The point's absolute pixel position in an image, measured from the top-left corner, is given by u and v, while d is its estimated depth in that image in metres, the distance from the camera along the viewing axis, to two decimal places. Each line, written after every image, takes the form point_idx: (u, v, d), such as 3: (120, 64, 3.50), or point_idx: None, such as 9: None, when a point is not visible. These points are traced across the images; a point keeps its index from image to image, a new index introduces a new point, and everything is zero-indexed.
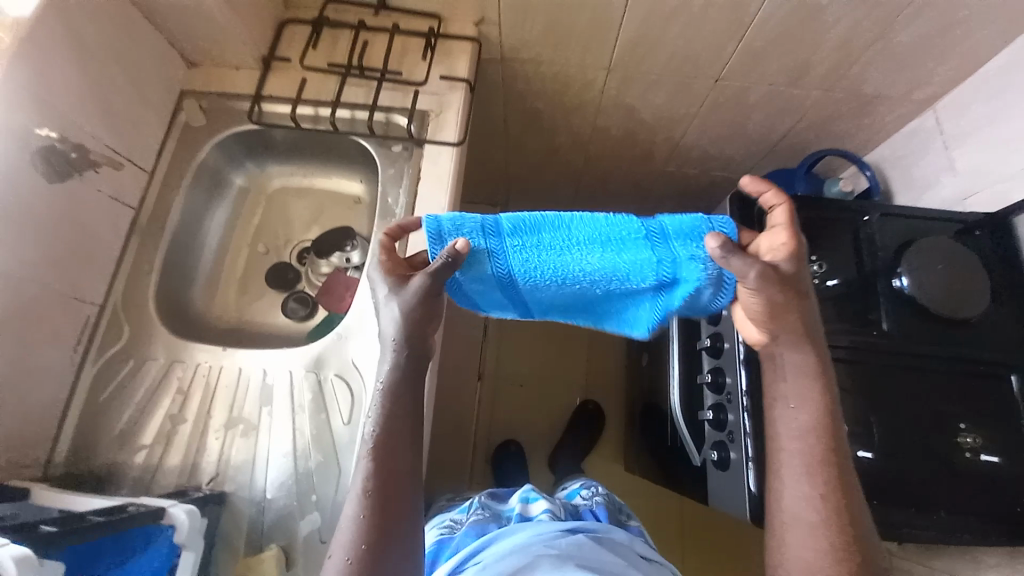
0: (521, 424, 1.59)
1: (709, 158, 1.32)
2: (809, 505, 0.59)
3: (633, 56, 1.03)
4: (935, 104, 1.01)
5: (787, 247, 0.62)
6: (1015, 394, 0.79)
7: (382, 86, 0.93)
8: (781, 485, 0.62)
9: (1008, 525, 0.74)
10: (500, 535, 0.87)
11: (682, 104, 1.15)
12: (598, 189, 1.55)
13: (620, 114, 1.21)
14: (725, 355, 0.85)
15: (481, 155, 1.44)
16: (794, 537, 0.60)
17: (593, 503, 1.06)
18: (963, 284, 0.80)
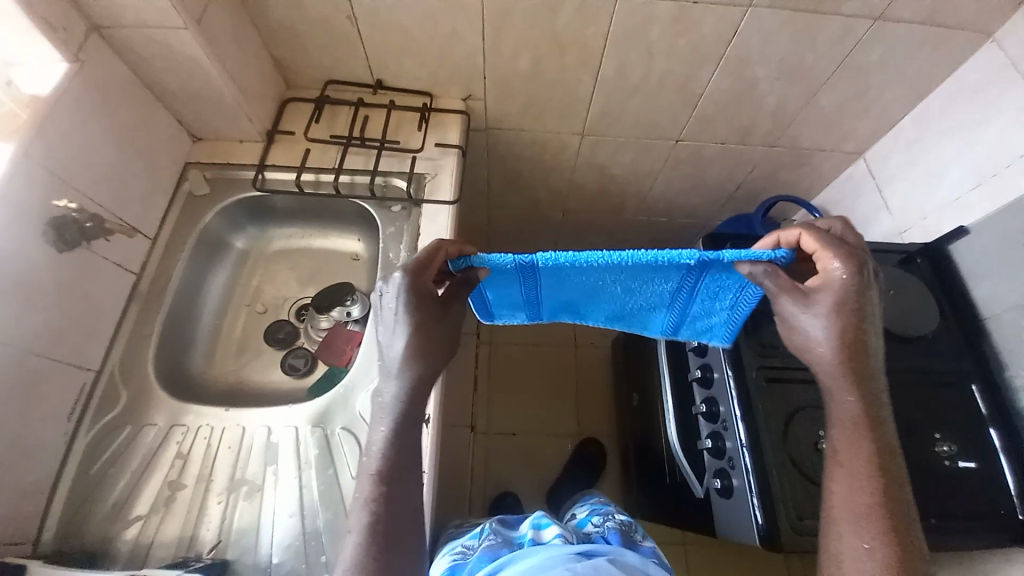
0: (518, 477, 1.56)
1: (676, 208, 1.46)
2: (870, 554, 0.60)
3: (601, 123, 1.17)
4: (862, 155, 1.17)
5: (835, 273, 0.66)
6: (977, 401, 0.86)
7: (381, 153, 1.01)
8: (840, 533, 0.64)
9: (996, 527, 0.78)
10: (513, 560, 1.06)
11: (648, 162, 1.29)
12: (578, 240, 1.66)
13: (593, 172, 1.34)
14: (716, 384, 0.91)
15: (467, 214, 1.53)
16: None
17: (604, 529, 1.20)
18: (911, 306, 0.91)
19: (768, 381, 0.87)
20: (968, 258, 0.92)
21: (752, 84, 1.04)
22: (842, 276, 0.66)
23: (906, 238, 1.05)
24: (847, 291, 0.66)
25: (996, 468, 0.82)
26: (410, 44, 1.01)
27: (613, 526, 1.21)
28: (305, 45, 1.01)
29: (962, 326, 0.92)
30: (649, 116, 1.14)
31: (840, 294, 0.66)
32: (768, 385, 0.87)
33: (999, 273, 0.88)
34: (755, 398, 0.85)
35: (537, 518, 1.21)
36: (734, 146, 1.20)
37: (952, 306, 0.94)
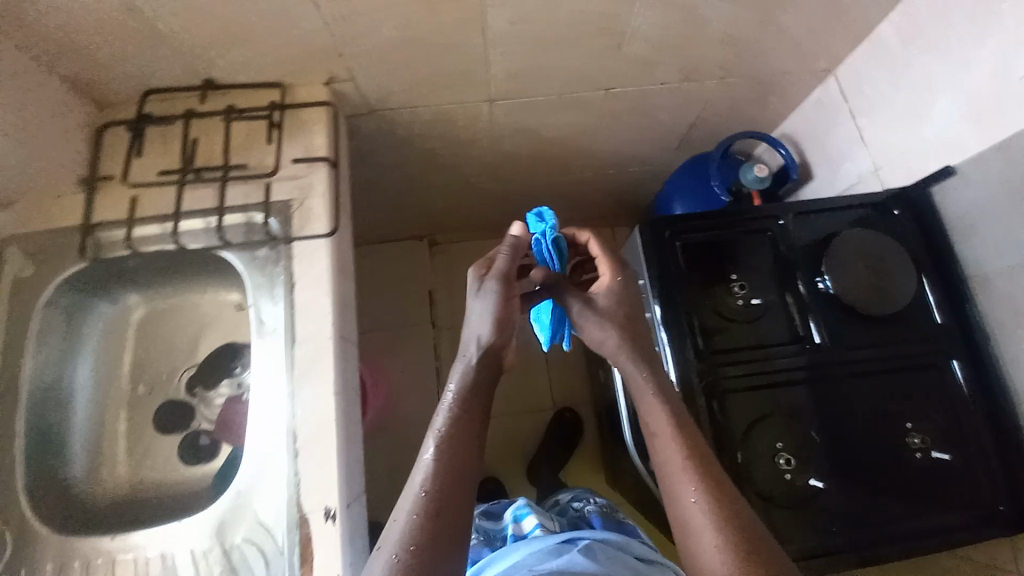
0: (497, 459, 1.53)
1: (625, 158, 1.24)
2: (699, 509, 0.64)
3: (514, 80, 0.93)
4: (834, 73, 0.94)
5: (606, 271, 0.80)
6: (957, 381, 0.77)
7: (228, 187, 0.80)
8: (674, 496, 0.67)
9: (967, 520, 0.73)
10: (492, 561, 0.97)
11: (582, 115, 1.05)
12: (522, 206, 1.45)
13: (520, 135, 1.11)
14: None
15: (387, 202, 1.32)
16: (702, 540, 0.62)
17: (588, 513, 1.17)
18: (882, 278, 0.78)
19: (717, 391, 0.78)
20: (956, 207, 0.77)
21: (693, 9, 0.78)
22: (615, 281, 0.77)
23: (884, 183, 0.88)
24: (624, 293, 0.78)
25: (970, 459, 0.75)
26: (232, 30, 0.75)
27: (594, 511, 1.18)
28: (90, 55, 0.76)
29: (945, 294, 0.79)
30: (571, 64, 0.90)
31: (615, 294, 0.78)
32: (717, 397, 0.78)
33: (991, 227, 0.73)
34: (702, 414, 0.76)
35: (519, 508, 1.15)
36: (682, 84, 0.96)
37: (934, 271, 0.80)
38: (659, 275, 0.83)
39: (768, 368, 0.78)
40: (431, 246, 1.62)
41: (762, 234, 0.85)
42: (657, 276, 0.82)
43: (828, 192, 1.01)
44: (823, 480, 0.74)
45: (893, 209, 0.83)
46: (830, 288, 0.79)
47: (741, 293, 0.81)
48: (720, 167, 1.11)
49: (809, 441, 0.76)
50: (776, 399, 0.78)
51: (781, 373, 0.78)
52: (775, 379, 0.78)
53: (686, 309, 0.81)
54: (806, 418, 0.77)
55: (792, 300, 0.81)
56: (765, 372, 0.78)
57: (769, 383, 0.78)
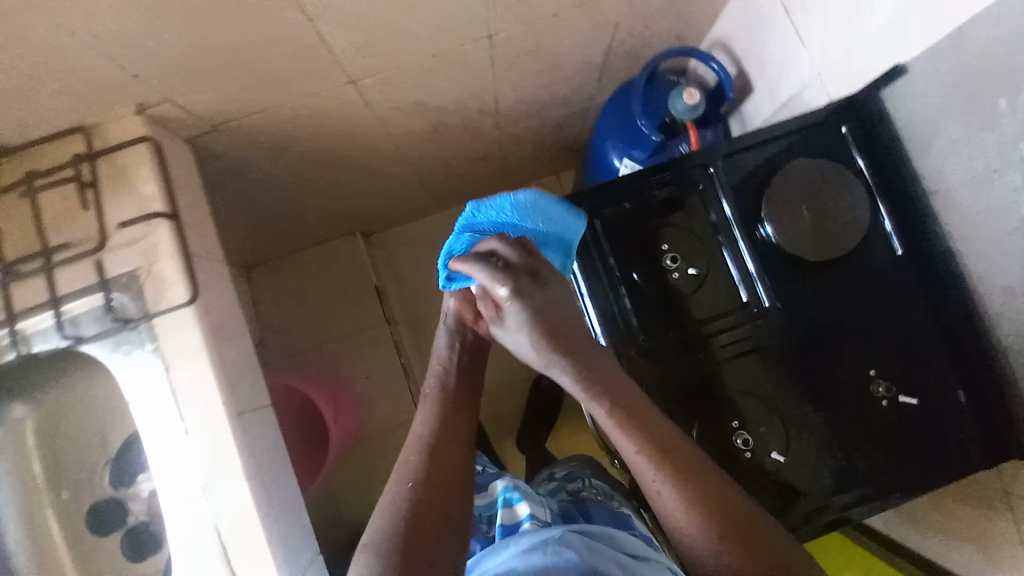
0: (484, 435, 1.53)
1: (541, 104, 1.07)
2: (673, 503, 0.59)
3: (366, 53, 0.76)
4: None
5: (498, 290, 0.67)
6: (920, 317, 0.69)
7: (59, 272, 0.68)
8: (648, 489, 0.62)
9: (944, 465, 0.68)
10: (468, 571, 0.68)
11: (468, 69, 0.88)
12: (448, 179, 1.29)
13: (406, 108, 0.94)
14: None
15: (294, 210, 1.18)
16: (681, 532, 0.59)
17: (585, 486, 0.94)
18: (831, 216, 0.68)
19: (659, 383, 0.71)
20: (905, 118, 0.65)
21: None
22: (512, 305, 0.65)
23: (827, 93, 0.74)
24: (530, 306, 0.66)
25: (941, 400, 0.69)
26: None
27: (595, 505, 0.88)
28: None
29: (902, 222, 0.69)
30: (427, 15, 0.72)
31: (531, 306, 0.66)
32: (663, 385, 0.71)
33: (947, 138, 0.61)
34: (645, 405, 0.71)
35: (506, 493, 0.85)
36: (574, 7, 0.78)
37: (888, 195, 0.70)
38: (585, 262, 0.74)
39: (713, 343, 0.71)
40: (366, 237, 1.49)
41: (694, 188, 0.74)
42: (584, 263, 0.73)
43: (771, 109, 0.86)
44: (785, 455, 0.69)
45: (835, 134, 0.72)
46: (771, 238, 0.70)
47: (673, 265, 0.73)
48: (645, 98, 0.95)
49: (763, 414, 0.70)
50: (724, 374, 0.71)
51: (726, 346, 0.71)
52: (720, 354, 0.71)
53: (618, 295, 0.73)
54: (760, 390, 0.71)
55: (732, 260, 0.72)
56: (710, 349, 0.71)
57: (715, 360, 0.71)
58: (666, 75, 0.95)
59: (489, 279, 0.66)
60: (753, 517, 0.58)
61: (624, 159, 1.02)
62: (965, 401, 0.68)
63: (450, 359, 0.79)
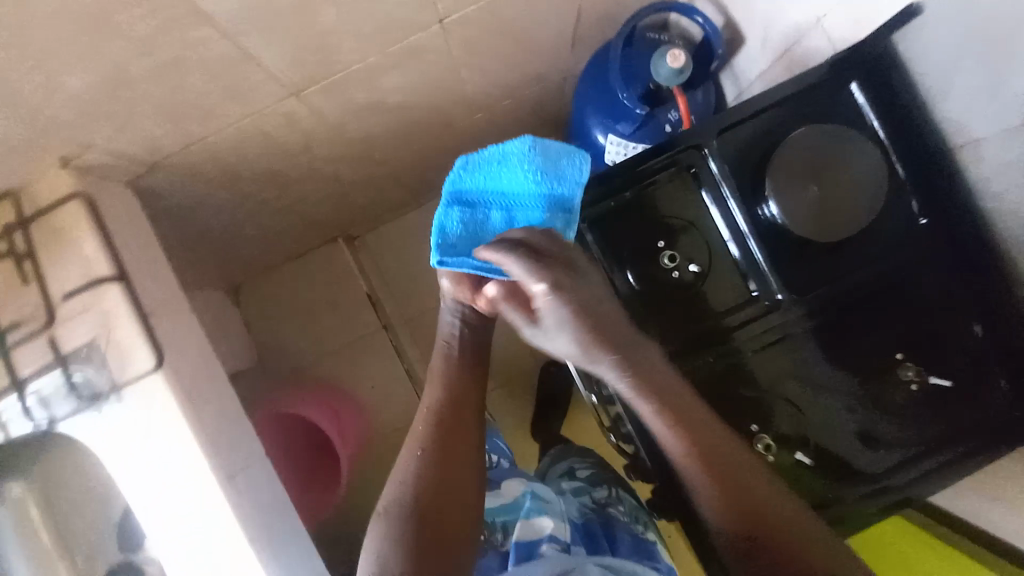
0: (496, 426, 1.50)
1: (511, 81, 0.96)
2: (709, 484, 0.55)
3: (304, 62, 0.67)
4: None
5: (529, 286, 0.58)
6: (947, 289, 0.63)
7: (15, 353, 0.64)
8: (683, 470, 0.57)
9: (984, 443, 0.64)
10: None
11: (421, 59, 0.78)
12: (424, 171, 1.21)
13: (361, 110, 0.85)
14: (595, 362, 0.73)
15: (265, 229, 1.11)
16: (717, 512, 0.55)
17: (609, 497, 0.92)
18: (844, 192, 0.61)
19: None
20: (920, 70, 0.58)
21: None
22: (552, 305, 0.56)
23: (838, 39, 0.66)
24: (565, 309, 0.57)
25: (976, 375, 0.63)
26: None
27: (620, 524, 0.87)
28: None
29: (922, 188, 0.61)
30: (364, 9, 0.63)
31: (570, 305, 0.57)
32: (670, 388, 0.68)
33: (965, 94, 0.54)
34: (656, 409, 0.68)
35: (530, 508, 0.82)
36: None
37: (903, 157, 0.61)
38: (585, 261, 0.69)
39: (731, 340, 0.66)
40: (349, 242, 1.42)
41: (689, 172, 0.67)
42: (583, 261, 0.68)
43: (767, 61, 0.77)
44: (810, 455, 0.65)
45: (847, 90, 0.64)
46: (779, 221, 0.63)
47: (671, 262, 0.67)
48: (626, 63, 0.86)
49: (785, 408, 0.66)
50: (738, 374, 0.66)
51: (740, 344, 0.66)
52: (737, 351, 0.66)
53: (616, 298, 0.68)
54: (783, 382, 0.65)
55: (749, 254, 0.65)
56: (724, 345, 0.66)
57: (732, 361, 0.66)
58: (649, 35, 0.85)
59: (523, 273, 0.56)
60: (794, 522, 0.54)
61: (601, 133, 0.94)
62: (980, 332, 0.62)
63: (454, 334, 0.72)
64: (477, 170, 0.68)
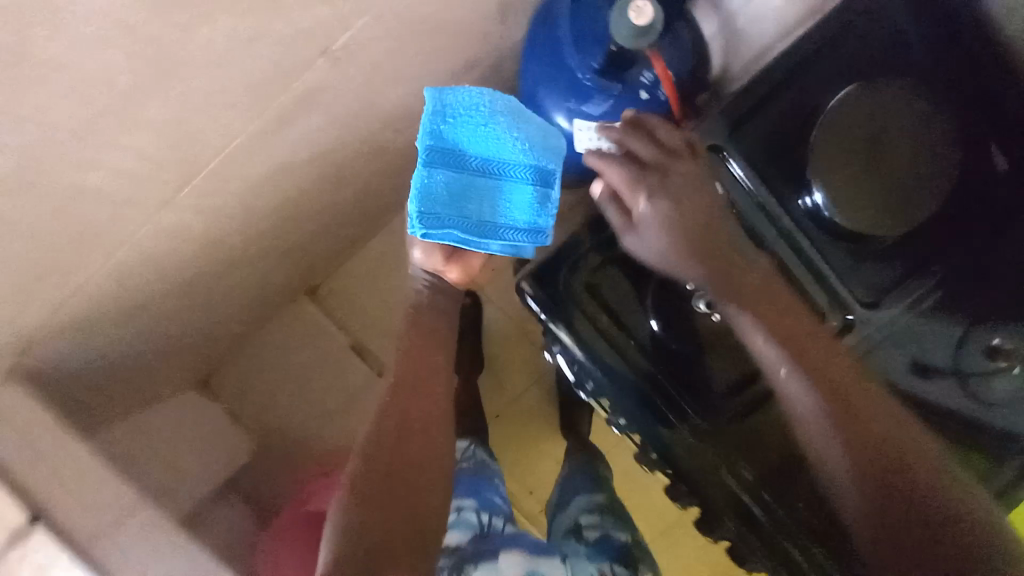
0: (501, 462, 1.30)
1: (436, 80, 0.77)
2: (817, 397, 0.53)
3: (168, 154, 0.53)
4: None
5: (632, 182, 0.58)
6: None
7: None
8: (787, 388, 0.56)
9: None
10: None
11: (319, 98, 0.61)
12: (369, 200, 1.02)
13: (268, 178, 0.68)
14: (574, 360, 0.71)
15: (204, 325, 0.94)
16: (819, 430, 0.54)
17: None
18: (890, 164, 0.59)
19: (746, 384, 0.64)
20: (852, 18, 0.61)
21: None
22: (647, 214, 0.58)
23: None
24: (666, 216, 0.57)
25: None
26: None
27: None
28: None
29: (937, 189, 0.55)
30: (216, 69, 0.50)
31: (672, 209, 0.57)
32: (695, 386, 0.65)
33: None
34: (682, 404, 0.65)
35: None
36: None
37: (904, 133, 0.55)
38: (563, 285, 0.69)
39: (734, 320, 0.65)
40: (313, 294, 1.26)
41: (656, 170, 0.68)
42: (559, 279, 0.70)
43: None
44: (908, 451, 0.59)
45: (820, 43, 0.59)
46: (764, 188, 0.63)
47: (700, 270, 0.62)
48: (576, 30, 0.75)
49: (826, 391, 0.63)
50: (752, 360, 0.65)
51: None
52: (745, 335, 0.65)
53: (578, 289, 0.69)
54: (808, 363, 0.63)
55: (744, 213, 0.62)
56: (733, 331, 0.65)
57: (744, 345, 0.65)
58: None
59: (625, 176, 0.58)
60: (919, 444, 0.52)
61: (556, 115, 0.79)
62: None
63: (421, 297, 0.78)
64: (459, 121, 0.65)
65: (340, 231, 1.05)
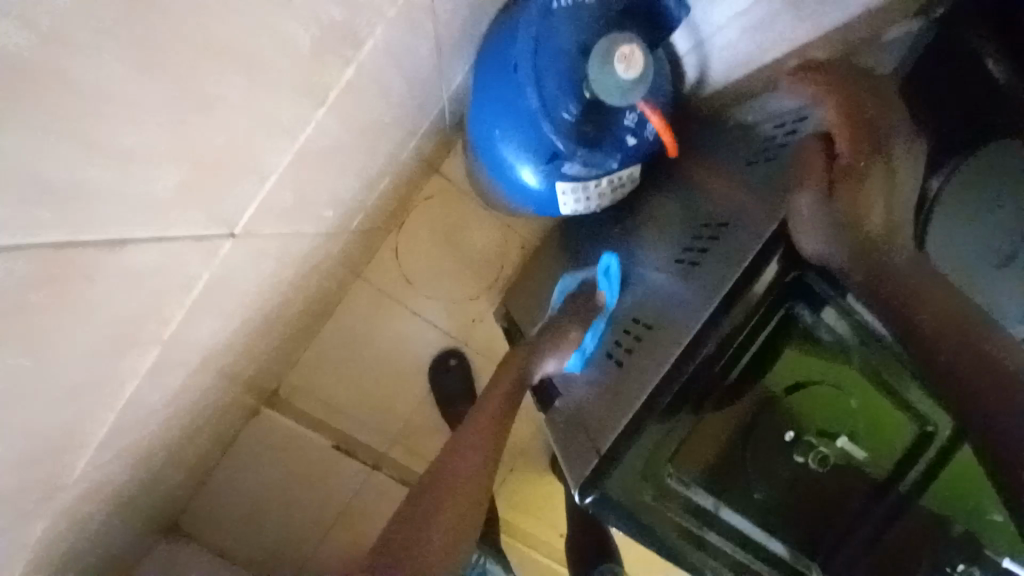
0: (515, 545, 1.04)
1: (372, 169, 0.60)
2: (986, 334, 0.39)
3: (23, 482, 0.32)
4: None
5: (854, 142, 0.43)
6: None
7: None
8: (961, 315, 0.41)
9: None
10: None
11: (245, 269, 0.43)
12: (312, 298, 0.84)
13: (198, 370, 0.51)
14: (637, 520, 0.45)
15: (150, 505, 0.75)
16: None
17: None
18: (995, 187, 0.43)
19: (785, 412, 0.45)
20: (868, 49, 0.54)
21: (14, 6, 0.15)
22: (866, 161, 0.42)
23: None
24: (857, 190, 0.42)
25: None
26: None
27: None
28: None
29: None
30: (46, 378, 0.27)
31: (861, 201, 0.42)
32: (723, 435, 0.46)
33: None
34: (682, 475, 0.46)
35: None
36: (343, 74, 0.36)
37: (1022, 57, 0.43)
38: (628, 443, 0.45)
39: (816, 434, 0.45)
40: (272, 400, 1.08)
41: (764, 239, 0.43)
42: (641, 426, 0.44)
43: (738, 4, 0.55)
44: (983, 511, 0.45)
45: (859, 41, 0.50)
46: (832, 288, 0.42)
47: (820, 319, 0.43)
48: (538, 52, 0.58)
49: (880, 450, 0.45)
50: (844, 456, 0.45)
51: (830, 437, 0.45)
52: (836, 455, 0.45)
53: (659, 458, 0.45)
54: (884, 449, 0.45)
55: (872, 268, 0.40)
56: (774, 411, 0.45)
57: (837, 466, 0.45)
58: (562, 4, 0.58)
59: (850, 116, 0.44)
60: None
61: (523, 155, 0.64)
62: None
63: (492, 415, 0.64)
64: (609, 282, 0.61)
65: (287, 338, 0.87)
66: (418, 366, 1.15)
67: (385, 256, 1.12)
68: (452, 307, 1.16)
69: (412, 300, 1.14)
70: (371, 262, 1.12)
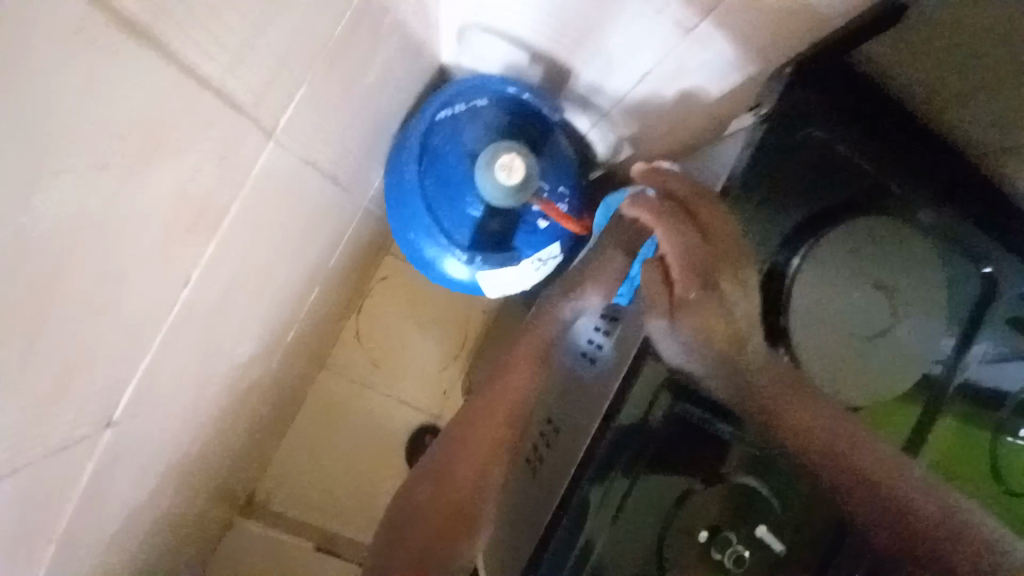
0: None
1: (293, 290, 0.62)
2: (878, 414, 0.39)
3: None
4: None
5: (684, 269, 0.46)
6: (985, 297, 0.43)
7: None
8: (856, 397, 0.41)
9: None
10: None
11: (145, 435, 0.45)
12: (264, 408, 0.84)
13: (120, 530, 0.51)
14: None
15: None
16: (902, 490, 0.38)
17: None
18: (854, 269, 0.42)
19: (699, 513, 0.42)
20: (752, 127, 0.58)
21: None
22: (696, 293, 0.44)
23: None
24: (701, 317, 0.44)
25: None
26: None
27: None
28: None
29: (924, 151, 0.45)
30: None
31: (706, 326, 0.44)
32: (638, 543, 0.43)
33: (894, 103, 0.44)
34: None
35: None
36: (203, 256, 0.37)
37: (864, 126, 0.43)
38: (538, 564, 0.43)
39: (734, 532, 0.42)
40: (249, 504, 1.06)
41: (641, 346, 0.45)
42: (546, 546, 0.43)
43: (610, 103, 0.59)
44: None
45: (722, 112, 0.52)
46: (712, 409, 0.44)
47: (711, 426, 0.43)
48: (433, 157, 0.62)
49: (808, 539, 0.41)
50: (770, 552, 0.42)
51: (749, 532, 0.42)
52: (758, 552, 0.42)
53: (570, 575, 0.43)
54: (813, 543, 0.41)
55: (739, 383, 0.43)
56: (689, 511, 0.43)
57: (762, 566, 0.42)
58: (458, 109, 0.62)
59: (682, 251, 0.46)
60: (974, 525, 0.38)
61: (445, 249, 0.63)
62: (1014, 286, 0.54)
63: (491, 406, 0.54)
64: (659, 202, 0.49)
65: (245, 449, 0.86)
66: (393, 452, 1.13)
67: (349, 342, 1.13)
68: (422, 384, 1.15)
69: (380, 382, 1.14)
70: (335, 350, 1.12)
